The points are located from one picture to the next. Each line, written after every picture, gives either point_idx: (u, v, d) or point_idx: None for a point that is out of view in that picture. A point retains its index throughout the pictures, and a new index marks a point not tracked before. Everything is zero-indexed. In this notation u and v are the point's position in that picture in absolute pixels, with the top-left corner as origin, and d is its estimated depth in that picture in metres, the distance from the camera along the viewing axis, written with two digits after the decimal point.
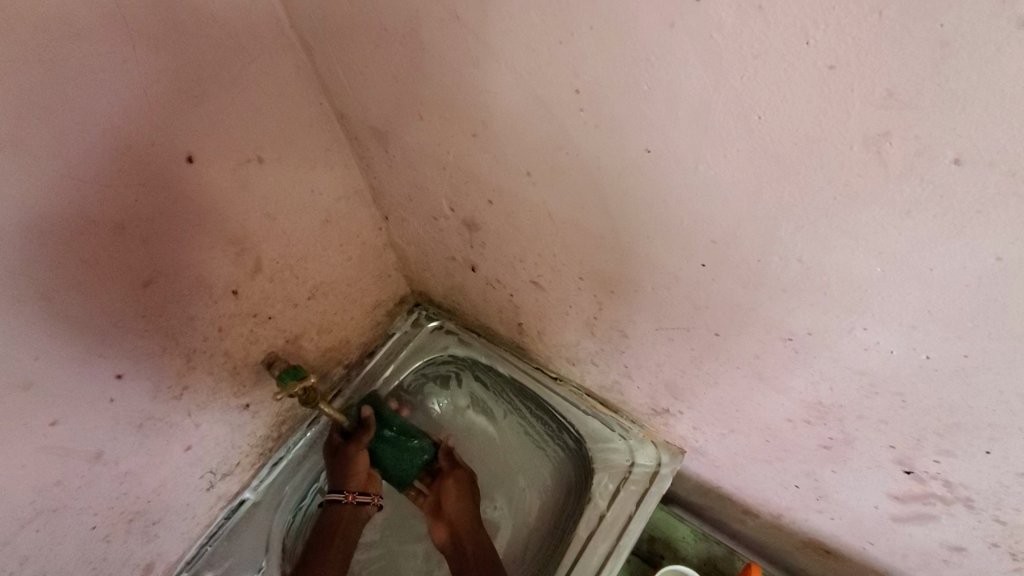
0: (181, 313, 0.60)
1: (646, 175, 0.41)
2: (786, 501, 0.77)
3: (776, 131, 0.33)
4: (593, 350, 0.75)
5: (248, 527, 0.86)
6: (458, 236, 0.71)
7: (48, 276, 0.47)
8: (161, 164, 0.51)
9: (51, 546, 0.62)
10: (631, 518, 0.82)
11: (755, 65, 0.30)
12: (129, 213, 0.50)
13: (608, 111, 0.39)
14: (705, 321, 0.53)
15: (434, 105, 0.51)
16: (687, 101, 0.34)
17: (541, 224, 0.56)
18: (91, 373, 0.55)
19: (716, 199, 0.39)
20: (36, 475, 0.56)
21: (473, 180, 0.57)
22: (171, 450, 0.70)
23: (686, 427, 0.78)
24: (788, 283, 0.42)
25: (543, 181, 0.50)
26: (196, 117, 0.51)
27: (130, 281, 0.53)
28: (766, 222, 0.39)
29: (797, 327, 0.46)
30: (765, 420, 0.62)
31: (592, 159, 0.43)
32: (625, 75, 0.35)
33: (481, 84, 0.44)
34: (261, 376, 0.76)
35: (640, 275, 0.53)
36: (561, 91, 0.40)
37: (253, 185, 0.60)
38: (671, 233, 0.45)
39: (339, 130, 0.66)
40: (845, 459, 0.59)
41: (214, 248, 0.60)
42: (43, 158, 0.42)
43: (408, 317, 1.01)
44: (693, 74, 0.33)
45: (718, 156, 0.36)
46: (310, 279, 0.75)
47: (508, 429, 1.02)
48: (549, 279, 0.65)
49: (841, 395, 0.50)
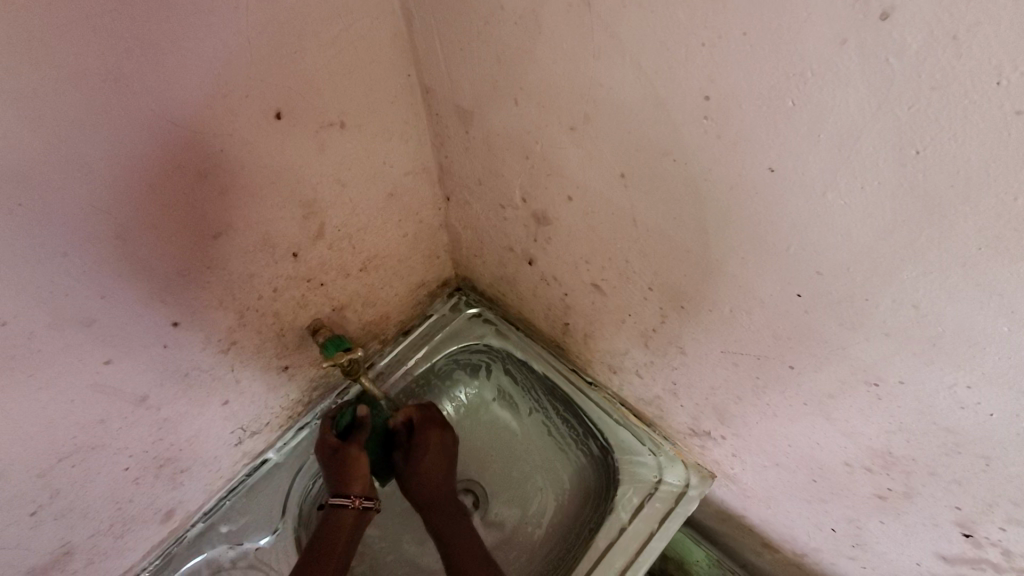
0: (242, 269, 0.60)
1: (761, 195, 0.39)
2: (815, 541, 0.75)
3: (933, 169, 0.30)
4: (642, 361, 0.73)
5: (268, 487, 0.86)
6: (522, 227, 0.69)
7: (127, 216, 0.46)
8: (250, 117, 0.49)
9: (84, 483, 0.62)
10: (652, 535, 0.80)
11: (931, 96, 0.28)
12: (212, 163, 0.49)
13: (737, 124, 0.36)
14: (781, 352, 0.51)
15: (535, 92, 0.49)
16: (836, 123, 0.32)
17: (621, 229, 0.55)
18: (149, 317, 0.55)
19: (837, 230, 0.37)
20: (82, 410, 0.55)
21: (556, 174, 0.56)
22: (210, 403, 0.69)
23: (723, 452, 0.76)
24: (892, 327, 0.40)
25: (637, 186, 0.48)
26: (291, 73, 0.50)
27: (201, 231, 0.53)
28: (890, 261, 0.36)
29: (887, 373, 0.44)
30: (818, 459, 0.60)
31: (701, 171, 0.41)
32: (770, 87, 0.33)
33: (595, 77, 0.42)
34: (303, 341, 0.76)
35: (720, 295, 0.51)
36: (687, 95, 0.38)
37: (332, 149, 0.59)
38: (772, 258, 0.43)
39: (420, 104, 0.64)
40: (899, 512, 0.57)
41: (284, 208, 0.59)
42: (143, 97, 0.42)
43: (447, 301, 1.00)
44: (852, 97, 0.31)
45: (854, 185, 0.34)
46: (366, 251, 0.74)
47: (531, 427, 1.00)
48: (613, 284, 0.63)
49: (917, 449, 0.48)
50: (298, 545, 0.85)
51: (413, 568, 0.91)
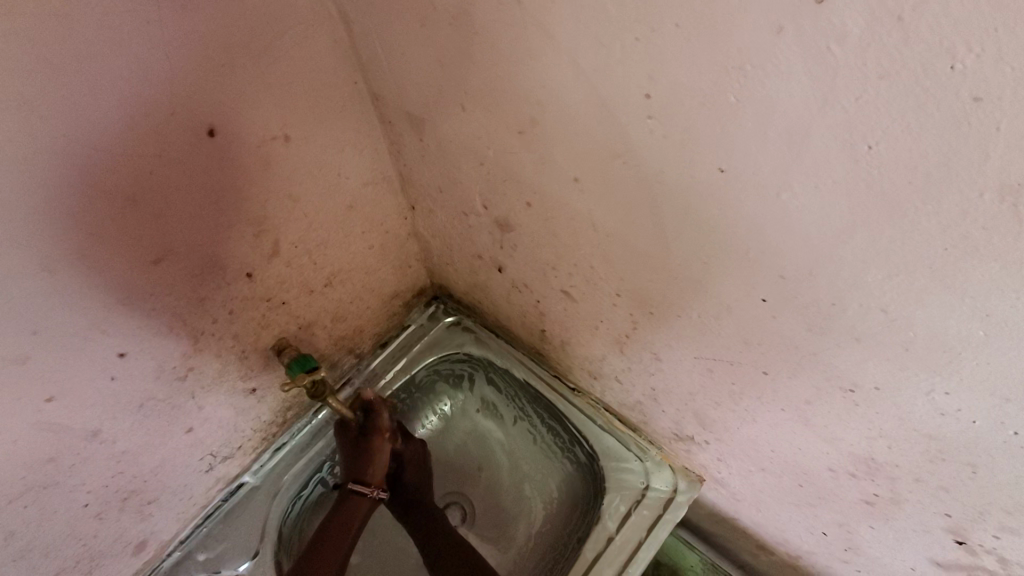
0: (191, 294, 0.57)
1: (716, 198, 0.37)
2: (808, 544, 0.72)
3: (888, 166, 0.28)
4: (620, 367, 0.70)
5: (246, 511, 0.83)
6: (488, 235, 0.67)
7: (51, 247, 0.44)
8: (181, 137, 0.47)
9: (40, 522, 0.59)
10: (640, 544, 0.78)
11: (879, 87, 0.25)
12: (143, 186, 0.46)
13: (683, 124, 0.34)
14: (753, 358, 0.48)
15: (479, 95, 0.46)
16: (783, 119, 0.29)
17: (581, 234, 0.52)
18: (92, 349, 0.52)
19: (794, 232, 0.34)
20: (27, 450, 0.53)
21: (512, 181, 0.53)
22: (172, 431, 0.67)
23: (710, 457, 0.73)
24: (863, 333, 0.37)
25: (591, 190, 0.45)
26: (221, 87, 0.47)
27: (139, 258, 0.50)
28: (854, 264, 0.33)
29: (863, 379, 0.41)
30: (803, 465, 0.57)
31: (652, 174, 0.39)
32: (710, 83, 0.31)
33: (535, 78, 0.40)
34: (269, 362, 0.73)
35: (687, 301, 0.48)
36: (628, 94, 0.35)
37: (278, 164, 0.56)
38: (734, 262, 0.40)
39: (372, 111, 0.62)
40: (887, 517, 0.54)
41: (231, 228, 0.56)
42: (53, 122, 0.39)
43: (425, 310, 0.97)
44: (796, 91, 0.28)
45: (808, 184, 0.31)
46: (329, 265, 0.71)
47: (516, 436, 0.98)
48: (582, 290, 0.61)
49: (901, 455, 0.45)
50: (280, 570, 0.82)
51: None
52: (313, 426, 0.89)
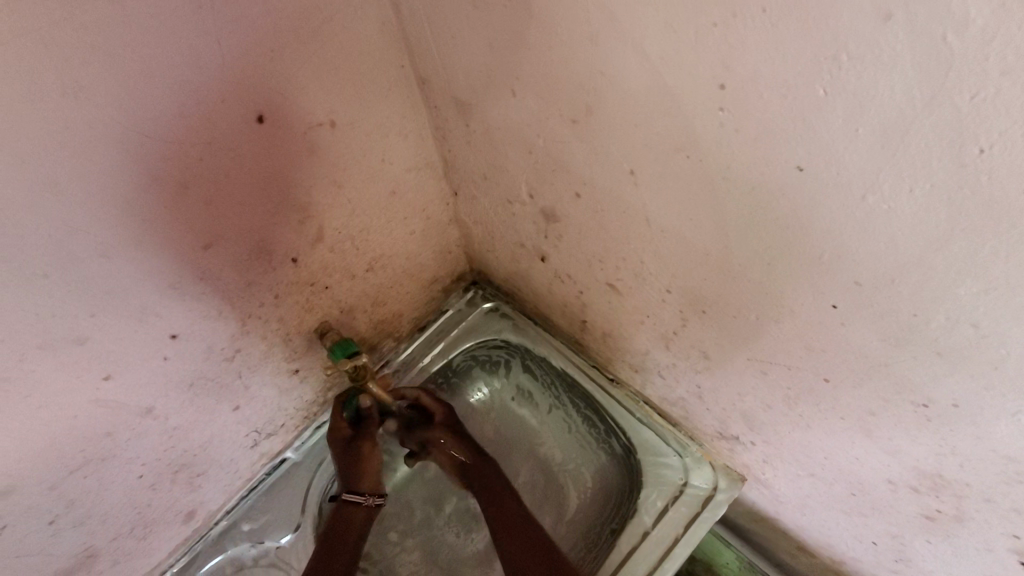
0: (238, 279, 0.58)
1: (790, 198, 0.34)
2: (854, 551, 0.70)
3: (1000, 172, 0.25)
4: (664, 363, 0.68)
5: (289, 485, 0.86)
6: (532, 224, 0.65)
7: (108, 233, 0.44)
8: (231, 123, 0.46)
9: (98, 491, 0.62)
10: (677, 541, 0.76)
11: (1000, 84, 0.22)
12: (194, 173, 0.47)
13: (760, 117, 0.31)
14: (814, 364, 0.45)
15: (532, 81, 0.44)
16: (879, 115, 0.27)
17: (633, 228, 0.50)
18: (146, 331, 0.53)
19: (877, 237, 0.32)
20: (86, 425, 0.55)
21: (562, 170, 0.51)
22: (220, 409, 0.69)
23: (754, 458, 0.71)
24: (946, 347, 0.34)
25: (648, 183, 0.43)
26: (270, 73, 0.46)
27: (189, 243, 0.50)
28: (945, 275, 0.30)
29: (938, 395, 0.38)
30: (858, 475, 0.54)
31: (718, 169, 0.36)
32: (796, 74, 0.28)
33: (594, 64, 0.37)
34: (312, 344, 0.74)
35: (745, 302, 0.46)
36: (698, 85, 0.32)
37: (325, 150, 0.55)
38: (801, 265, 0.38)
39: (418, 95, 0.60)
40: (949, 534, 0.51)
41: (278, 214, 0.56)
42: (108, 110, 0.39)
43: (463, 295, 0.96)
44: (897, 85, 0.25)
45: (900, 188, 0.29)
46: (371, 250, 0.71)
47: (551, 424, 0.97)
48: (629, 284, 0.59)
49: (973, 475, 0.42)
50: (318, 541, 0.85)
51: (437, 567, 0.88)
52: None
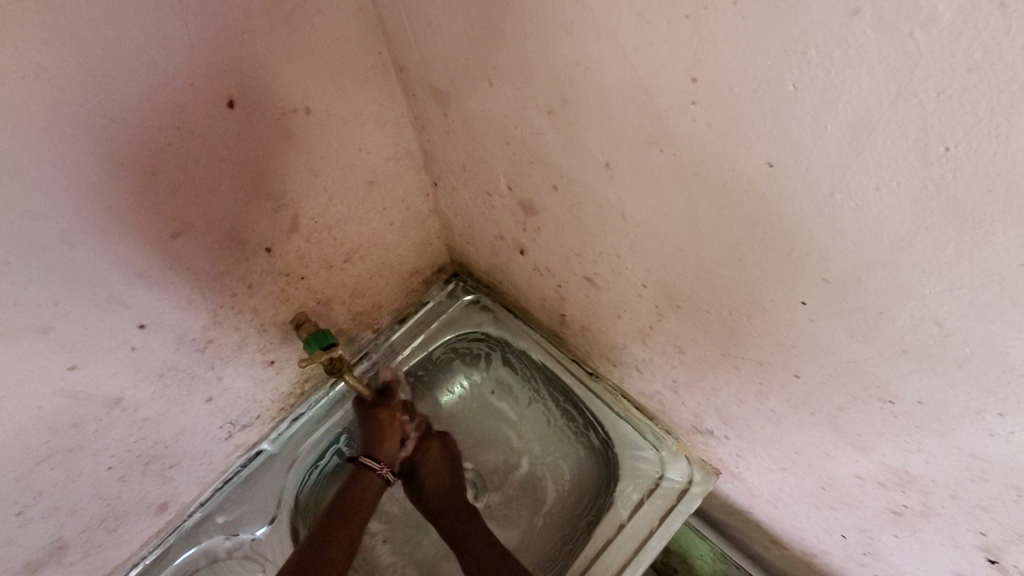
0: (210, 268, 0.56)
1: (759, 193, 0.34)
2: (824, 544, 0.71)
3: (966, 170, 0.25)
4: (641, 358, 0.68)
5: (264, 478, 0.84)
6: (511, 217, 0.64)
7: (70, 219, 0.43)
8: (201, 108, 0.45)
9: (66, 484, 0.61)
10: (652, 533, 0.77)
11: (966, 81, 0.22)
12: (162, 158, 0.45)
13: (731, 112, 0.31)
14: (785, 361, 0.46)
15: (508, 72, 0.43)
16: (848, 112, 0.27)
17: (609, 222, 0.49)
18: (113, 321, 0.52)
19: (845, 234, 0.32)
20: (52, 415, 0.54)
21: (540, 163, 0.50)
22: (192, 400, 0.68)
23: (729, 452, 0.72)
24: (912, 345, 0.35)
25: (623, 177, 0.43)
26: (242, 57, 0.45)
27: (158, 231, 0.49)
28: (909, 273, 0.31)
29: (905, 392, 0.38)
30: (828, 471, 0.55)
31: (691, 165, 0.36)
32: (766, 68, 0.28)
33: (570, 56, 0.37)
34: (288, 336, 0.73)
35: (718, 298, 0.46)
36: (670, 78, 0.32)
37: (300, 138, 0.54)
38: (772, 260, 0.38)
39: (396, 84, 0.59)
40: (914, 529, 0.52)
41: (251, 202, 0.55)
42: (70, 91, 0.37)
43: (444, 288, 0.96)
44: (865, 82, 0.25)
45: (867, 185, 0.29)
46: (349, 241, 0.70)
47: (530, 418, 0.97)
48: (606, 279, 0.59)
49: (937, 470, 0.43)
50: (295, 537, 0.82)
51: (414, 560, 0.88)
52: (330, 398, 0.90)
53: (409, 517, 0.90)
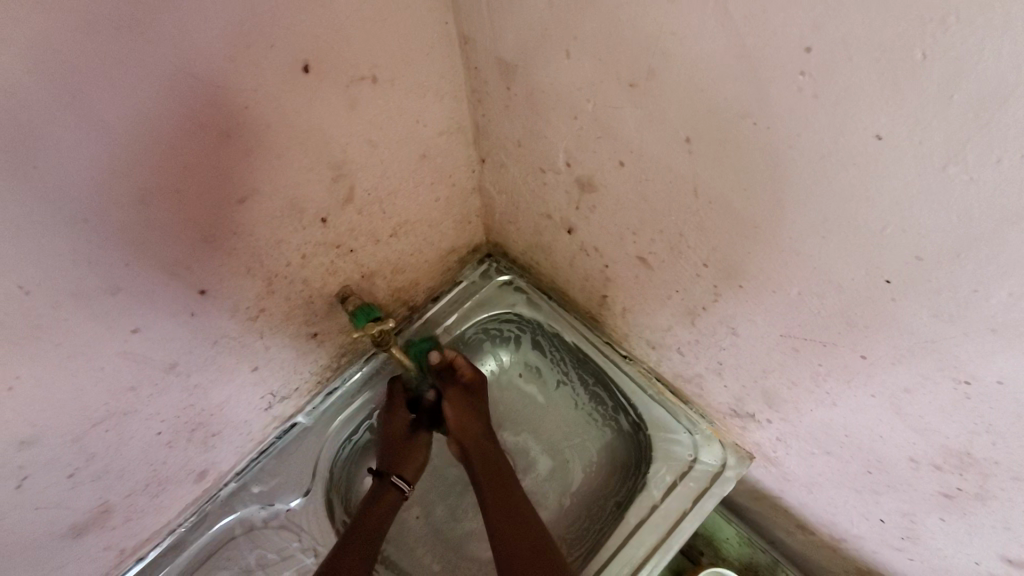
0: (269, 236, 0.57)
1: (859, 167, 0.34)
2: (857, 528, 0.72)
3: None
4: (686, 339, 0.69)
5: (298, 450, 0.85)
6: (564, 194, 0.64)
7: (148, 179, 0.43)
8: (277, 71, 0.45)
9: (118, 447, 0.61)
10: (685, 514, 0.78)
11: None
12: (237, 120, 0.45)
13: (845, 83, 0.31)
14: (852, 340, 0.46)
15: (592, 43, 0.43)
16: (978, 81, 0.26)
17: (677, 198, 0.49)
18: (176, 286, 0.52)
19: (951, 209, 0.32)
20: (112, 377, 0.54)
21: (609, 138, 0.50)
22: (239, 369, 0.68)
23: (767, 436, 0.72)
24: (1001, 323, 0.35)
25: (704, 152, 0.43)
26: (319, 20, 0.45)
27: (226, 196, 0.49)
28: (1016, 250, 0.31)
29: (982, 372, 0.38)
30: (878, 452, 0.56)
31: (786, 137, 0.36)
32: (894, 36, 0.27)
33: (667, 24, 0.37)
34: (331, 309, 0.74)
35: (788, 276, 0.46)
36: (780, 49, 0.32)
37: (363, 107, 0.54)
38: (859, 237, 0.38)
39: (457, 56, 0.59)
40: (964, 512, 0.53)
41: (312, 170, 0.55)
42: (161, 47, 0.37)
43: (477, 268, 0.96)
44: (1005, 50, 0.25)
45: (986, 158, 0.28)
46: (397, 215, 0.70)
47: (558, 399, 0.98)
48: (662, 259, 0.59)
49: (1004, 453, 0.43)
50: (328, 509, 0.84)
51: (444, 534, 0.89)
52: (364, 373, 0.90)
53: (439, 493, 0.91)
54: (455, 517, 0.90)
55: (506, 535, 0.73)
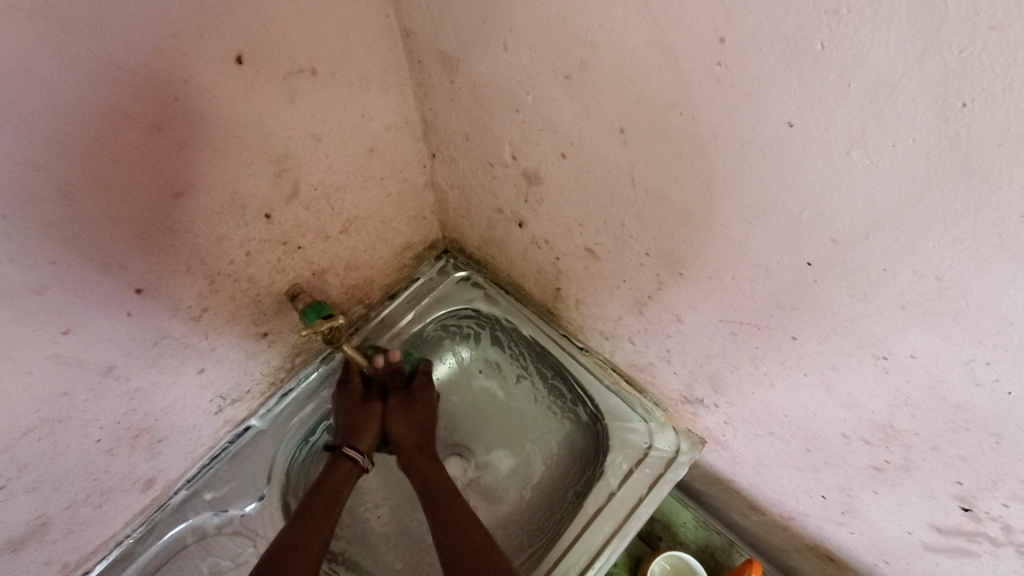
0: (210, 233, 0.55)
1: (776, 153, 0.35)
2: (803, 506, 0.75)
3: (979, 125, 0.26)
4: (635, 329, 0.71)
5: (252, 454, 0.83)
6: (513, 188, 0.65)
7: (72, 173, 0.41)
8: (209, 62, 0.44)
9: (53, 456, 0.59)
10: (642, 499, 0.79)
11: (987, 38, 0.24)
12: (168, 113, 0.44)
13: (757, 73, 0.32)
14: (783, 322, 0.48)
15: (526, 35, 0.44)
16: (871, 71, 0.28)
17: (616, 188, 0.51)
18: (109, 285, 0.51)
19: (859, 193, 0.33)
20: (43, 382, 0.52)
21: (549, 130, 0.51)
22: (184, 371, 0.66)
23: (716, 421, 0.74)
24: (910, 300, 0.37)
25: (637, 143, 0.44)
26: (250, 10, 0.44)
27: (160, 191, 0.48)
28: (917, 229, 0.33)
29: (898, 347, 0.41)
30: (814, 430, 0.58)
31: (708, 127, 0.37)
32: (797, 27, 0.29)
33: (594, 16, 0.37)
34: (281, 308, 0.72)
35: (723, 262, 0.48)
36: (698, 39, 0.33)
37: (303, 99, 0.53)
38: (781, 223, 0.40)
39: (400, 49, 0.59)
40: (893, 483, 0.56)
41: (253, 165, 0.54)
42: (81, 36, 0.36)
43: (435, 264, 0.96)
44: (893, 40, 0.26)
45: (884, 143, 0.30)
46: (346, 211, 0.70)
47: (518, 394, 0.99)
48: (607, 249, 0.60)
49: (922, 424, 0.46)
50: (285, 512, 0.82)
51: (406, 532, 0.89)
52: (320, 373, 0.88)
53: (400, 491, 0.91)
54: (417, 515, 0.89)
55: (462, 530, 0.72)
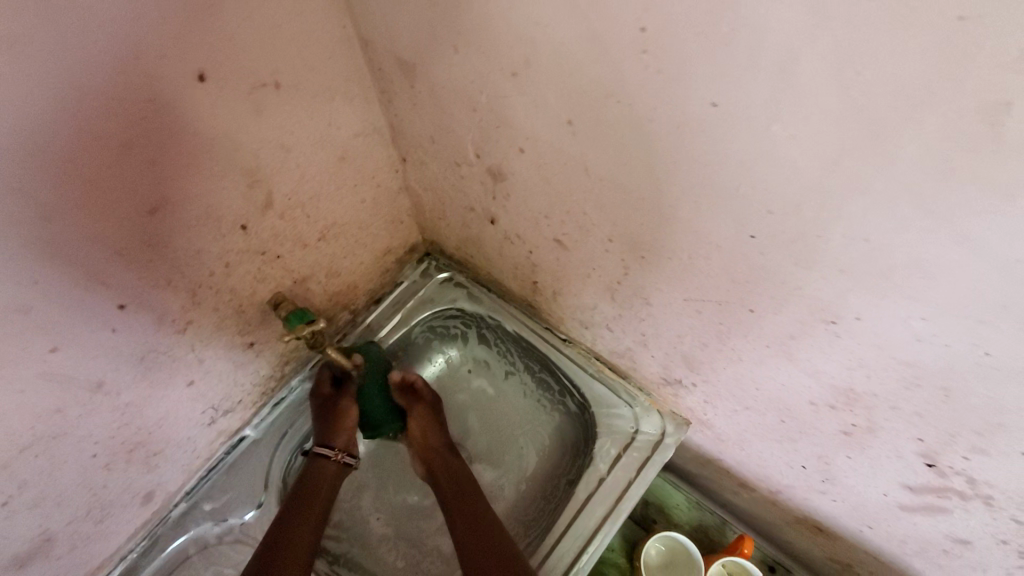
0: (187, 246, 0.57)
1: (707, 132, 0.38)
2: (787, 478, 0.76)
3: (876, 90, 0.29)
4: (610, 315, 0.72)
5: (248, 464, 0.85)
6: (480, 185, 0.67)
7: (48, 195, 0.43)
8: (173, 81, 0.46)
9: (50, 473, 0.60)
10: (631, 482, 0.80)
11: (869, 10, 0.26)
12: (136, 132, 0.46)
13: (678, 57, 0.34)
14: (739, 296, 0.50)
15: (473, 37, 0.46)
16: (776, 48, 0.30)
17: (573, 177, 0.53)
18: (92, 302, 0.53)
19: (785, 164, 0.36)
20: (35, 400, 0.54)
21: (505, 126, 0.53)
22: (174, 384, 0.68)
23: (697, 400, 0.76)
24: (846, 263, 0.39)
25: (585, 132, 0.46)
26: (209, 30, 0.46)
27: (136, 207, 0.50)
28: (841, 193, 0.35)
29: (844, 309, 0.43)
30: (784, 401, 0.60)
31: (644, 112, 0.40)
32: (706, 13, 0.31)
33: (530, 14, 0.40)
34: (265, 317, 0.74)
35: (678, 242, 0.50)
36: (623, 29, 0.35)
37: (268, 112, 0.55)
38: (722, 199, 0.42)
39: (361, 58, 0.61)
40: (863, 446, 0.58)
41: (224, 178, 0.56)
42: (48, 65, 0.38)
43: (417, 267, 0.98)
44: (790, 17, 0.29)
45: (798, 114, 0.32)
46: (322, 219, 0.72)
47: (508, 389, 1.00)
48: (574, 238, 0.62)
49: (878, 384, 0.48)
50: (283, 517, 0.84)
51: (404, 531, 0.90)
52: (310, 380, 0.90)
53: (396, 491, 0.92)
54: (414, 514, 0.91)
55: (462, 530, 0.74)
